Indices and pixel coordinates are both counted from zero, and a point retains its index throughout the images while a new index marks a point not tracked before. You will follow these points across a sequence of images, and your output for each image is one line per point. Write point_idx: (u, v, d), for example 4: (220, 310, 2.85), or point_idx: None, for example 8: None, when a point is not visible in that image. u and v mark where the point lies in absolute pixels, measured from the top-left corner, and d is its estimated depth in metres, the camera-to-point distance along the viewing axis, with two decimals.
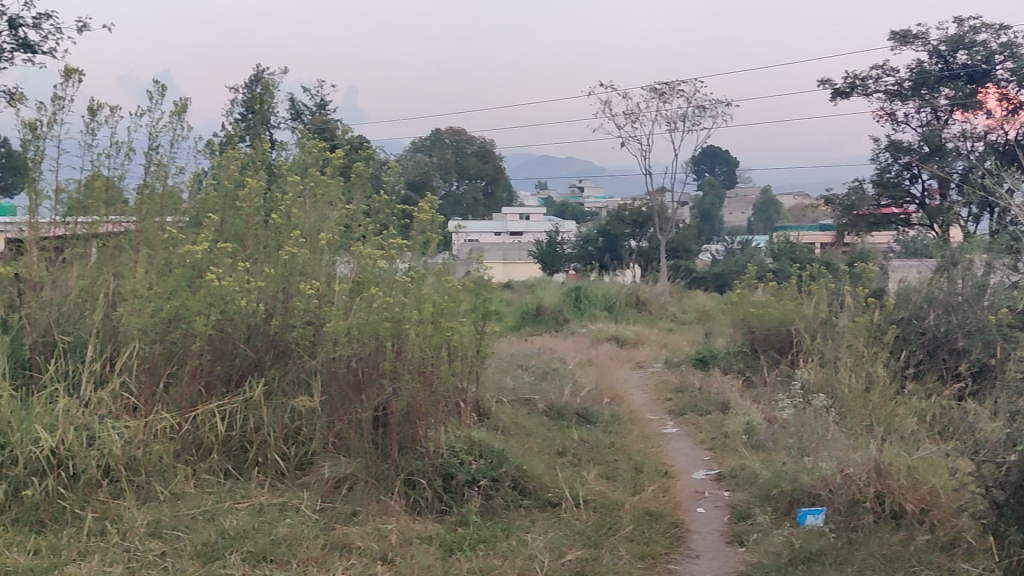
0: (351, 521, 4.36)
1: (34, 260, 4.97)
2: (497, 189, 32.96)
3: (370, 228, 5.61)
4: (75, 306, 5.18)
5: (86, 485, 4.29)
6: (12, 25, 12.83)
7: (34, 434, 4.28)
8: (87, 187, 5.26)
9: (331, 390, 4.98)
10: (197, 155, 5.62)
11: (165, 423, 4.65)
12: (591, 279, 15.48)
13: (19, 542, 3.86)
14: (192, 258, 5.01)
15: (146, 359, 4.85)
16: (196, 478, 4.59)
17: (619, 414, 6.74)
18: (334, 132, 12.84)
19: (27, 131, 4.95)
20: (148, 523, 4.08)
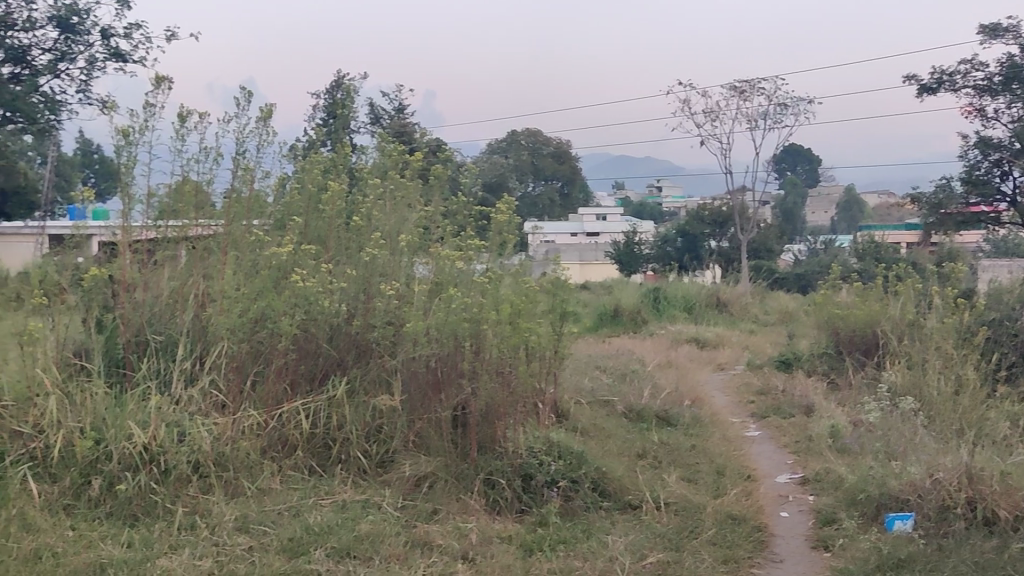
0: (431, 519, 4.40)
1: (127, 263, 5.19)
2: (574, 190, 32.89)
3: (450, 231, 5.65)
4: (167, 306, 5.25)
5: (176, 481, 4.40)
6: (104, 36, 13.31)
7: (128, 430, 4.43)
8: (177, 191, 5.36)
9: (410, 390, 5.03)
10: (280, 159, 5.72)
11: (252, 420, 4.77)
12: (670, 279, 15.36)
13: (113, 535, 4.00)
14: (279, 260, 5.18)
15: (234, 358, 4.98)
16: (282, 475, 4.68)
17: (700, 416, 6.66)
18: (412, 134, 12.96)
19: (121, 138, 5.18)
20: (236, 518, 4.19)
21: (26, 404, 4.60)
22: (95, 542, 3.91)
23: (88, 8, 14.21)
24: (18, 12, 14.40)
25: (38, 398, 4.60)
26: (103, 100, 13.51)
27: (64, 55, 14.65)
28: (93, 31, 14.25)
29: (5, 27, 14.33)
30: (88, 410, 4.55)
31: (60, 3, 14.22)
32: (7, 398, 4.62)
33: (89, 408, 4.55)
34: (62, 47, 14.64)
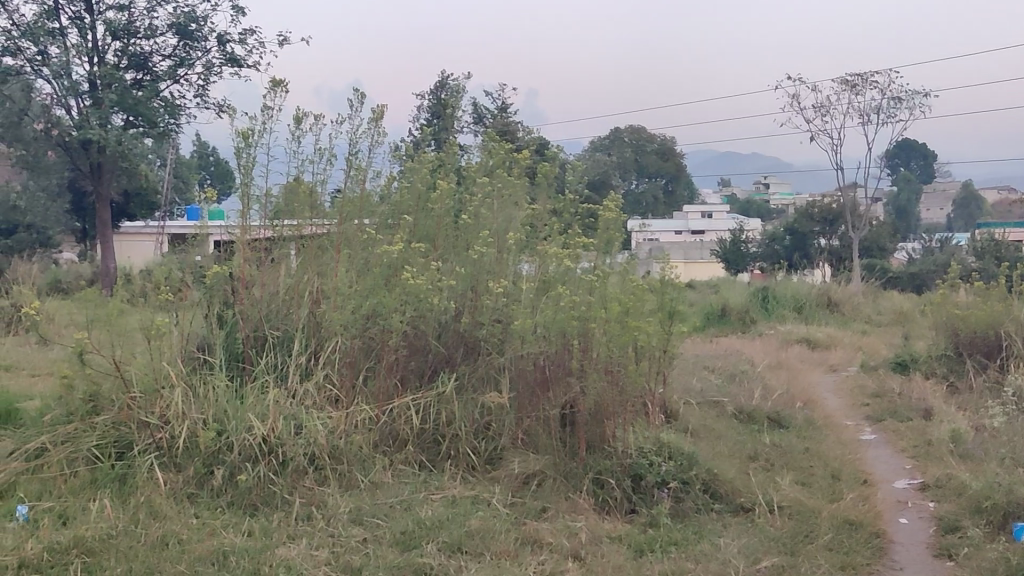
0: (540, 517, 4.41)
1: (245, 261, 5.39)
2: (678, 187, 32.50)
3: (558, 229, 5.60)
4: (283, 303, 5.40)
5: (293, 472, 4.52)
6: (221, 41, 13.78)
7: (248, 423, 4.58)
8: (292, 191, 5.50)
9: (519, 387, 5.06)
10: (392, 159, 5.82)
11: (364, 414, 4.88)
12: (777, 279, 15.00)
13: (234, 524, 4.13)
14: (389, 257, 5.29)
15: (347, 353, 5.11)
16: (394, 469, 4.76)
17: (813, 419, 6.48)
18: (517, 133, 13.02)
19: (240, 139, 5.34)
20: (350, 511, 4.27)
21: (153, 395, 4.78)
22: (217, 530, 4.05)
23: (206, 15, 14.75)
24: (141, 20, 15.05)
25: (164, 390, 4.78)
26: (220, 104, 13.99)
27: (183, 60, 15.23)
28: (211, 36, 14.78)
29: (129, 35, 14.98)
30: (210, 403, 4.71)
31: (180, 10, 14.79)
32: (135, 389, 4.80)
33: (211, 401, 4.71)
34: (181, 53, 15.23)
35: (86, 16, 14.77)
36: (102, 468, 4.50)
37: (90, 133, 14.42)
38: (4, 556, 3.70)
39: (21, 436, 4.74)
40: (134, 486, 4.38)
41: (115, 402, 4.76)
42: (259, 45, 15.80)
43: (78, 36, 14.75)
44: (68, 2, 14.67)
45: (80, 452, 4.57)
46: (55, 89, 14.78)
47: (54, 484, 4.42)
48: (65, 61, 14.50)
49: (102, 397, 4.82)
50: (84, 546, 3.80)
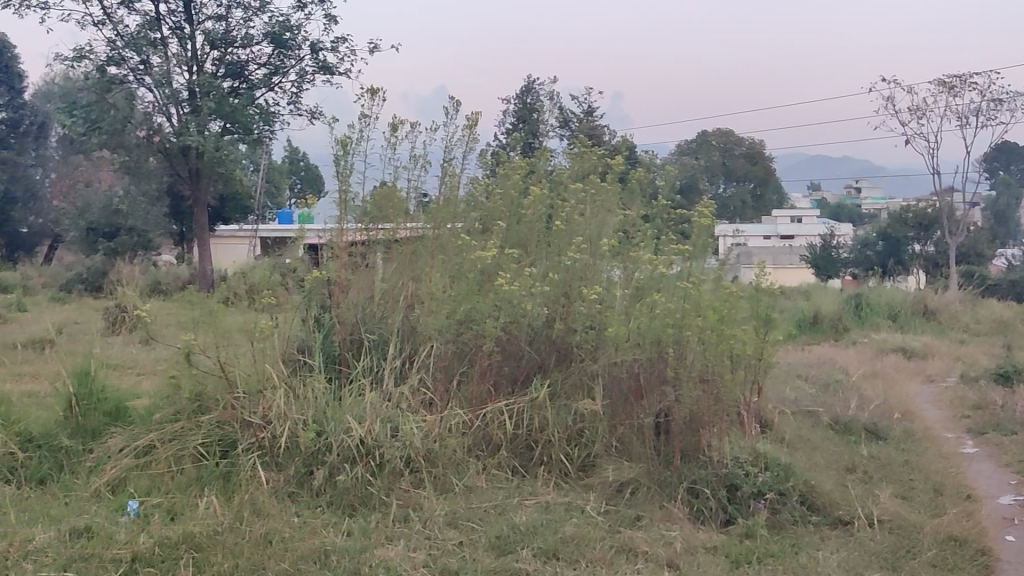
0: (635, 525, 4.39)
1: (342, 266, 5.50)
2: (766, 191, 32.03)
3: (651, 234, 5.54)
4: (378, 306, 5.50)
5: (390, 474, 4.59)
6: (314, 50, 14.09)
7: (346, 424, 4.68)
8: (385, 196, 5.60)
9: (612, 394, 5.06)
10: (478, 162, 5.81)
11: (458, 419, 4.93)
12: (871, 285, 14.65)
13: (334, 524, 4.22)
14: (482, 263, 5.29)
15: (441, 357, 5.19)
16: (487, 473, 4.80)
17: (912, 431, 6.31)
18: (604, 137, 12.98)
19: (339, 147, 5.50)
20: (446, 513, 4.32)
21: (256, 396, 4.92)
22: (318, 529, 4.14)
23: (299, 24, 15.11)
24: (237, 29, 15.47)
25: (266, 391, 4.92)
26: (312, 110, 14.31)
27: (278, 68, 15.63)
28: (304, 45, 15.13)
29: (226, 44, 15.43)
30: (310, 404, 4.84)
31: (275, 20, 15.17)
32: (239, 389, 4.95)
33: (310, 404, 4.83)
34: (276, 61, 15.62)
35: (186, 27, 15.27)
36: (207, 466, 4.65)
37: (189, 139, 14.92)
38: (119, 549, 3.85)
39: (130, 433, 4.93)
40: (238, 485, 4.52)
41: (219, 402, 4.92)
42: (349, 52, 16.12)
43: (178, 46, 15.26)
44: (169, 13, 15.18)
45: (187, 449, 4.73)
46: (156, 97, 15.34)
47: (162, 481, 4.58)
48: (166, 70, 15.02)
49: (207, 397, 4.99)
50: (192, 541, 3.92)
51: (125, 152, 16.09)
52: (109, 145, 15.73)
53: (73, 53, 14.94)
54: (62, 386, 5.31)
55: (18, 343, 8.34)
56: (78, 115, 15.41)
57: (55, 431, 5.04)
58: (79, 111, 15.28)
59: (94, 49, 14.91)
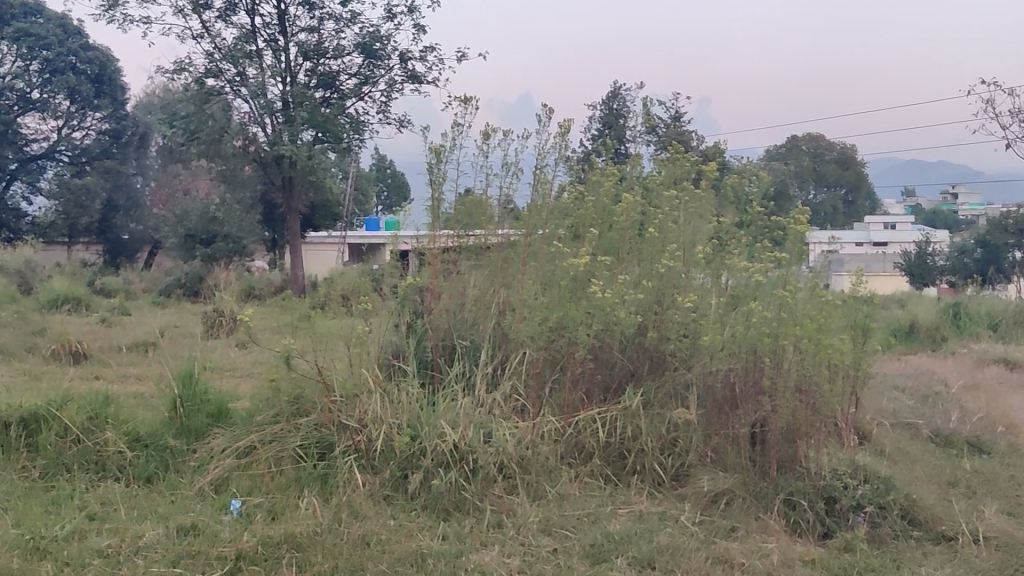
0: (730, 536, 4.34)
1: (434, 273, 5.57)
2: (859, 198, 31.45)
3: (746, 241, 5.46)
4: (471, 312, 5.54)
5: (483, 480, 4.61)
6: (402, 59, 14.30)
7: (440, 429, 4.74)
8: (476, 204, 5.66)
9: (706, 404, 5.01)
10: (569, 169, 5.77)
11: (550, 426, 4.95)
12: (970, 294, 14.20)
13: (431, 527, 4.28)
14: (575, 270, 5.28)
15: (534, 364, 5.21)
16: (580, 481, 4.81)
17: (1018, 445, 6.08)
18: (691, 142, 12.87)
19: (433, 156, 5.60)
20: (540, 520, 4.34)
21: (353, 399, 5.02)
22: (414, 532, 4.20)
23: (389, 35, 15.35)
24: (329, 41, 15.81)
25: (363, 395, 5.01)
26: (400, 119, 14.51)
27: (368, 78, 15.92)
28: (394, 55, 15.37)
29: (318, 56, 15.78)
30: (405, 409, 4.92)
31: (365, 31, 15.46)
32: (336, 393, 5.05)
33: (405, 408, 4.91)
34: (366, 71, 15.91)
35: (280, 39, 15.67)
36: (305, 467, 4.77)
37: (282, 149, 15.29)
38: (224, 547, 3.97)
39: (232, 434, 5.08)
40: (335, 487, 4.62)
41: (317, 405, 5.04)
42: (438, 62, 16.30)
43: (273, 57, 15.67)
44: (265, 26, 15.59)
45: (286, 451, 4.86)
46: (252, 108, 15.77)
47: (262, 481, 4.72)
48: (261, 81, 15.43)
49: (306, 400, 5.11)
50: (294, 542, 4.02)
51: (221, 161, 16.59)
52: (207, 154, 16.23)
53: (174, 65, 15.45)
54: (168, 388, 5.50)
55: (124, 345, 8.68)
56: (178, 125, 15.95)
57: (161, 430, 5.21)
58: (180, 122, 15.81)
59: (193, 62, 15.40)
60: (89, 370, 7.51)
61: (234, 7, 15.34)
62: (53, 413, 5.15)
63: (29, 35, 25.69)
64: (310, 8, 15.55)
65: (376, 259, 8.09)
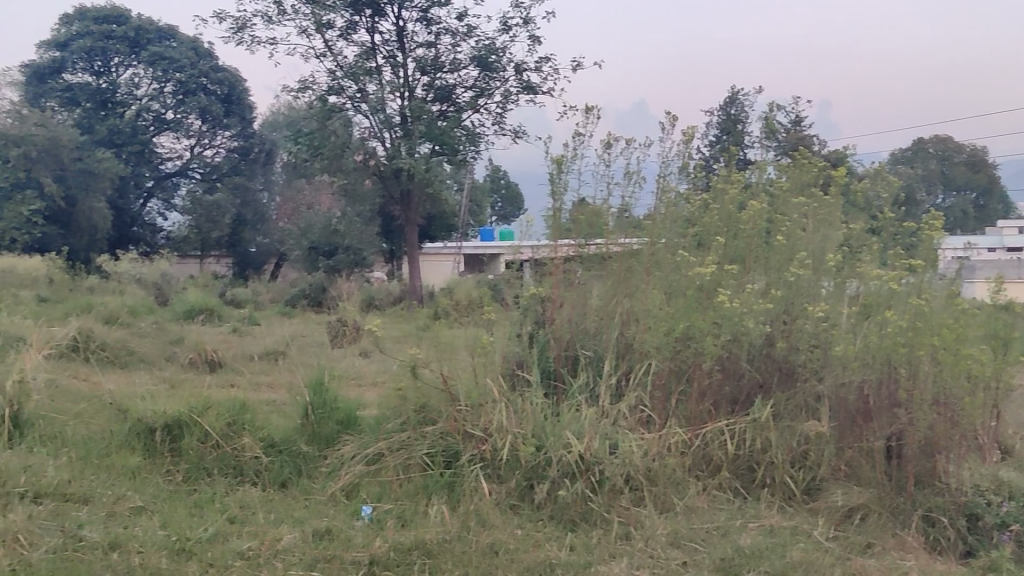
0: (866, 552, 4.24)
1: (556, 283, 5.59)
2: (991, 201, 30.09)
3: (878, 247, 5.30)
4: (594, 322, 5.53)
5: (610, 491, 4.61)
6: (518, 70, 14.41)
7: (565, 439, 4.75)
8: (598, 213, 5.66)
9: (838, 417, 4.89)
10: (690, 177, 5.71)
11: (677, 437, 4.90)
12: None
13: (558, 538, 4.30)
14: (701, 279, 5.19)
15: (659, 375, 5.19)
16: (708, 493, 4.75)
17: None
18: (815, 146, 12.51)
19: (555, 166, 5.64)
20: (668, 533, 4.30)
21: (477, 408, 5.08)
22: (541, 542, 4.23)
23: (504, 47, 15.52)
24: (446, 55, 16.08)
25: (488, 404, 5.06)
26: (516, 129, 14.60)
27: (483, 91, 16.11)
28: (509, 67, 15.52)
29: (435, 70, 16.06)
30: (530, 419, 4.95)
31: (481, 44, 15.68)
32: (462, 402, 5.12)
33: (530, 418, 4.94)
34: (482, 83, 16.11)
35: (399, 55, 16.03)
36: (432, 475, 4.85)
37: (401, 162, 15.60)
38: (357, 552, 4.07)
39: (361, 442, 5.21)
40: (462, 495, 4.69)
41: (443, 414, 5.12)
42: (553, 72, 16.37)
43: (392, 73, 16.03)
44: (384, 43, 15.96)
45: (414, 458, 4.97)
46: (372, 123, 16.16)
47: (391, 488, 4.83)
48: (380, 97, 15.81)
49: (432, 408, 5.21)
50: (424, 549, 4.09)
51: (343, 175, 17.05)
52: (330, 169, 16.72)
53: (298, 84, 15.97)
54: (300, 395, 5.68)
55: (256, 353, 9.02)
56: (302, 142, 16.47)
57: (294, 437, 5.38)
58: (304, 139, 16.34)
59: (317, 80, 15.90)
60: (225, 378, 7.82)
61: (355, 26, 15.77)
62: (194, 419, 5.37)
63: (163, 58, 27.45)
64: (428, 23, 15.85)
65: (498, 269, 8.16)
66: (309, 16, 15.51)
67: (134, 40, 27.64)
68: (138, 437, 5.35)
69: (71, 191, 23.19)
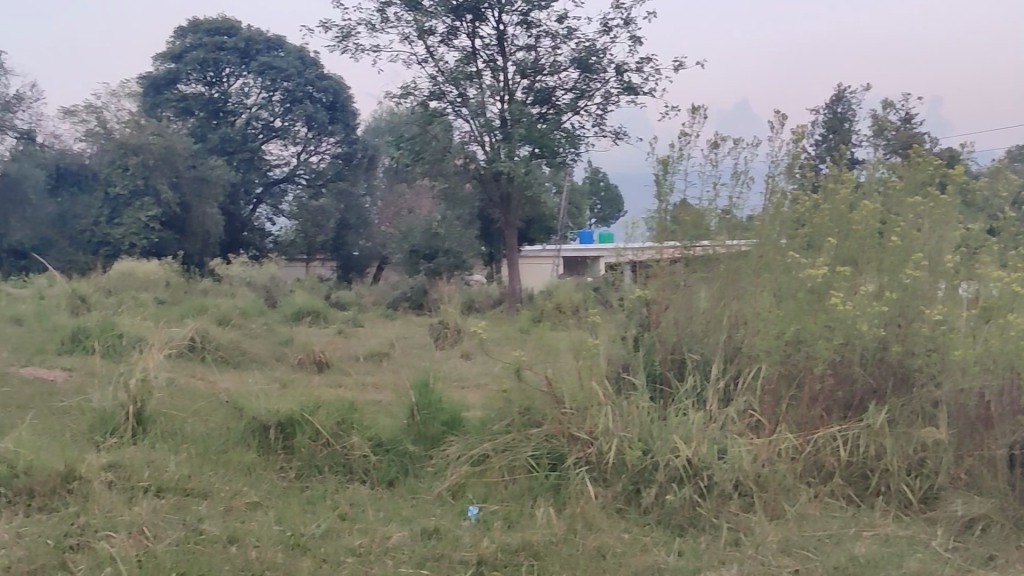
0: (988, 565, 4.07)
1: (662, 285, 5.53)
2: None
3: (999, 250, 5.11)
4: (701, 325, 5.46)
5: (719, 496, 4.55)
6: (619, 71, 14.35)
7: (673, 444, 4.71)
8: (708, 215, 5.58)
9: (957, 423, 4.79)
10: (799, 177, 5.59)
11: (787, 443, 4.82)
12: None
13: (666, 543, 4.26)
14: (813, 282, 5.06)
15: (769, 380, 5.12)
16: (820, 500, 4.65)
17: None
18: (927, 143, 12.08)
19: (661, 167, 5.62)
20: (779, 540, 4.21)
21: (583, 411, 5.08)
22: (649, 546, 4.20)
23: (604, 48, 15.49)
24: (546, 58, 16.13)
25: (593, 407, 5.06)
26: (618, 131, 14.54)
27: (584, 92, 16.10)
28: (609, 68, 15.46)
29: (535, 73, 16.13)
30: (636, 422, 4.91)
31: (581, 46, 15.68)
32: (567, 405, 5.13)
33: (637, 421, 4.90)
34: (582, 85, 16.10)
35: (499, 59, 16.15)
36: (538, 477, 4.88)
37: (501, 165, 15.70)
38: (465, 552, 4.11)
39: (466, 442, 5.27)
40: (568, 497, 4.70)
41: (548, 416, 5.15)
42: (654, 72, 16.25)
43: (492, 77, 16.16)
44: (484, 47, 16.10)
45: (519, 460, 5.00)
46: (473, 127, 16.32)
47: (497, 489, 4.87)
48: (481, 101, 15.96)
49: (537, 410, 5.24)
50: (531, 550, 4.11)
51: (444, 179, 17.26)
52: (431, 173, 16.94)
53: (401, 90, 16.25)
54: (406, 396, 5.78)
55: (361, 355, 9.21)
56: (404, 147, 16.74)
57: (401, 437, 5.47)
58: (406, 144, 16.60)
59: (419, 86, 16.14)
60: (332, 379, 8.00)
61: (456, 31, 15.96)
62: (305, 418, 5.51)
63: (272, 68, 28.36)
64: (528, 27, 15.92)
65: (599, 270, 8.10)
66: (411, 23, 15.76)
67: (244, 51, 28.58)
68: (252, 434, 5.52)
69: (185, 198, 24.09)
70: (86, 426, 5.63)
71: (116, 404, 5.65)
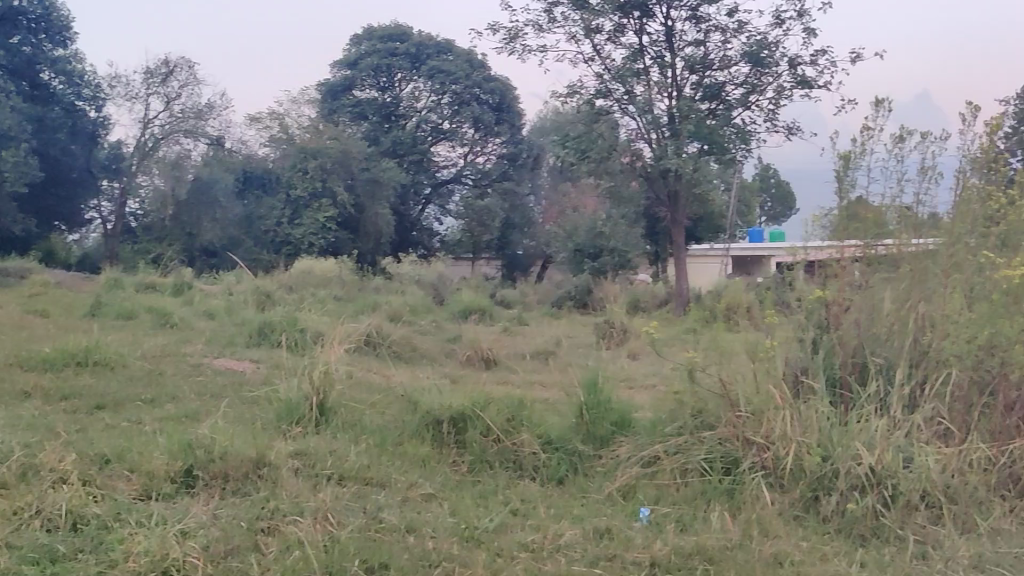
0: None
1: (843, 284, 5.27)
2: None
3: None
4: (884, 327, 5.20)
5: (904, 506, 4.36)
6: (792, 64, 13.92)
7: (854, 450, 4.55)
8: (897, 213, 5.38)
9: None
10: (992, 172, 5.30)
11: (980, 453, 4.60)
12: None
13: (846, 552, 4.11)
14: (1009, 283, 4.83)
15: (960, 386, 4.88)
16: (1016, 515, 4.39)
17: None
18: None
19: (843, 162, 5.42)
20: (971, 555, 3.99)
21: (758, 414, 4.97)
22: (829, 556, 4.06)
23: (777, 41, 15.07)
24: (715, 53, 15.85)
25: (770, 410, 4.95)
26: (791, 126, 14.12)
27: (755, 87, 15.74)
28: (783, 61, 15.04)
29: (704, 68, 15.87)
30: (814, 427, 4.77)
31: (753, 39, 15.32)
32: (743, 408, 5.04)
33: (815, 426, 4.76)
34: (753, 80, 15.74)
35: (668, 55, 15.97)
36: (711, 480, 4.81)
37: (668, 162, 15.54)
38: (638, 552, 4.11)
39: (637, 443, 5.26)
40: (743, 501, 4.61)
41: (722, 419, 5.07)
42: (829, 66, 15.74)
43: (660, 74, 16.04)
44: (652, 43, 15.97)
45: (691, 463, 4.95)
46: (640, 124, 16.22)
47: (668, 491, 4.83)
48: (648, 98, 15.85)
49: (709, 413, 5.17)
50: (705, 554, 4.06)
51: (609, 178, 17.23)
52: (596, 171, 16.92)
53: (567, 90, 16.35)
54: (575, 395, 5.81)
55: (528, 353, 9.32)
56: (570, 146, 16.77)
57: (570, 435, 5.51)
58: (572, 142, 16.64)
59: (585, 84, 16.18)
60: (501, 377, 8.13)
61: (623, 28, 15.89)
62: (477, 414, 5.63)
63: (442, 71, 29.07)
64: (698, 21, 15.68)
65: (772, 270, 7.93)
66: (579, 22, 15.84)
67: (415, 56, 29.42)
68: (427, 428, 5.70)
69: (359, 200, 25.03)
70: (273, 416, 5.93)
71: (301, 396, 5.94)
